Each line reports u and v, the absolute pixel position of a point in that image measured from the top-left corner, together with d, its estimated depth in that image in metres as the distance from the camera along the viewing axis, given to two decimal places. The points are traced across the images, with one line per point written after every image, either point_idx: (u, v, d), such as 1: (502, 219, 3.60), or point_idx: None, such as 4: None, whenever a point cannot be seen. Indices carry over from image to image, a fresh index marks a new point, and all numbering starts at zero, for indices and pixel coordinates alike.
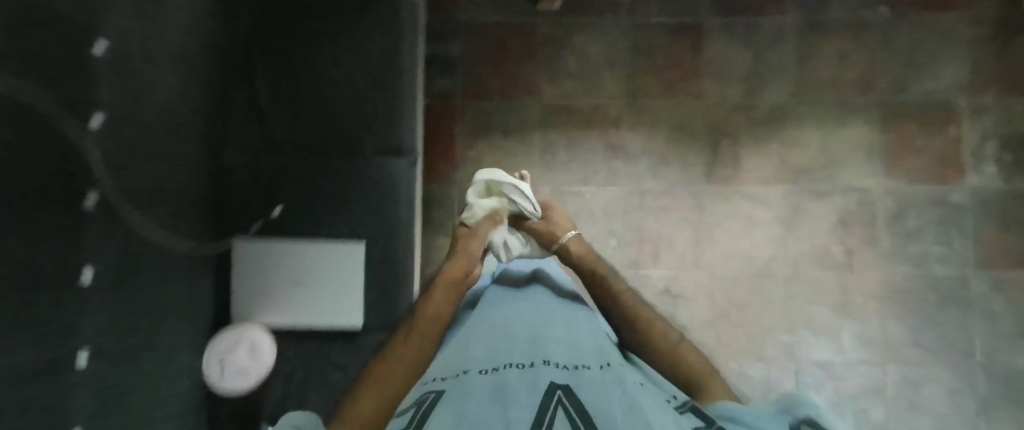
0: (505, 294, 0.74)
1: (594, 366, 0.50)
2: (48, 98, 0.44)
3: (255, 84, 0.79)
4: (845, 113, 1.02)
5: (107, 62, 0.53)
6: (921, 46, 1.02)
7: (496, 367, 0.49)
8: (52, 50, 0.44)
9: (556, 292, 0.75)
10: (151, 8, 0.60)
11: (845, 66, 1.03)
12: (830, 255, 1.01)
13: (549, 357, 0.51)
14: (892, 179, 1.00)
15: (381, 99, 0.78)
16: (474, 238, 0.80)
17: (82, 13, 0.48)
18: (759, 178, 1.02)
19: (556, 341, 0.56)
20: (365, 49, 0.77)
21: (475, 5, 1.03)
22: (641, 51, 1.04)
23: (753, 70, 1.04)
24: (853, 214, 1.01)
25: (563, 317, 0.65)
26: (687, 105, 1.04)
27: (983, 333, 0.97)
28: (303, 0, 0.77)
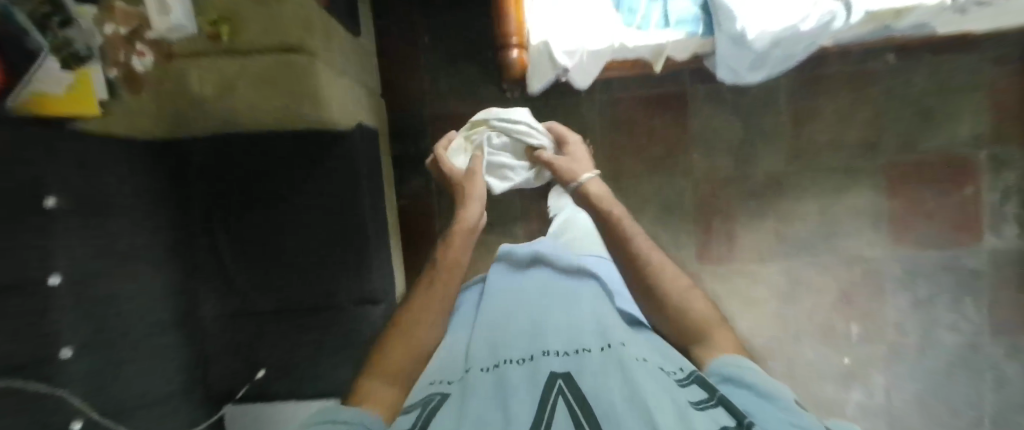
0: (503, 276, 0.71)
1: (598, 347, 0.50)
2: (13, 360, 0.46)
3: (215, 248, 0.75)
4: (848, 179, 0.95)
5: (66, 289, 0.54)
6: (941, 94, 0.91)
7: (496, 364, 0.50)
8: (7, 311, 0.46)
9: (557, 268, 0.69)
10: (94, 211, 0.60)
11: (846, 125, 0.94)
12: (833, 327, 0.97)
13: (546, 346, 0.52)
14: (896, 246, 0.96)
15: (347, 251, 0.76)
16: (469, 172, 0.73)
17: (33, 257, 0.50)
18: (757, 255, 0.98)
19: (557, 324, 0.56)
20: (323, 202, 0.74)
21: (440, 99, 0.98)
22: (620, 131, 0.98)
23: (746, 139, 0.96)
24: (856, 285, 0.97)
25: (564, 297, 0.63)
26: (676, 181, 0.98)
27: (993, 399, 0.95)
28: (246, 157, 0.72)
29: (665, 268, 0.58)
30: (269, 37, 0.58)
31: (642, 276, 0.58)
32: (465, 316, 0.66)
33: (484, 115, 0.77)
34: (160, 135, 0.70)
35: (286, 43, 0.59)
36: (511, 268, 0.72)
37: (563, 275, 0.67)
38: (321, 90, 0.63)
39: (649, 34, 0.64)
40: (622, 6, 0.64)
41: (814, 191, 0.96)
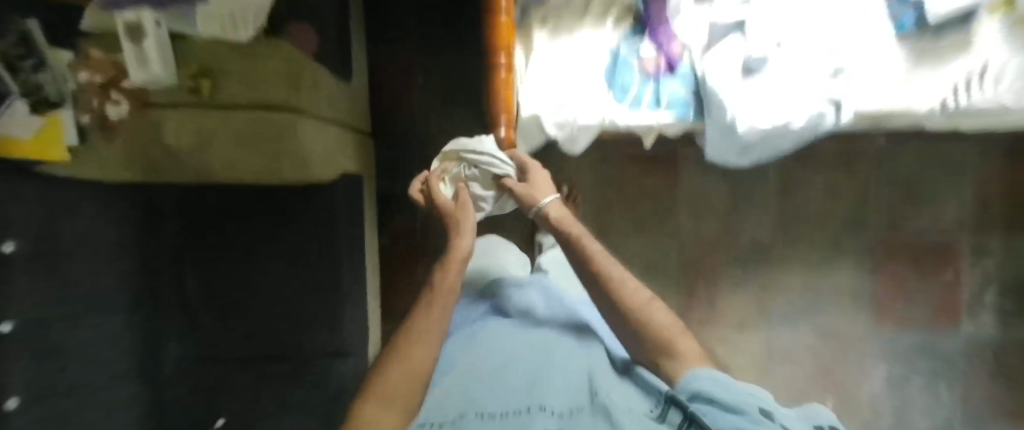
0: (500, 310, 0.75)
1: (587, 407, 0.67)
2: None
3: (181, 289, 0.71)
4: (829, 252, 0.96)
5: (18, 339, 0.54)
6: (915, 181, 0.93)
7: (493, 415, 0.66)
8: None
9: (548, 306, 0.74)
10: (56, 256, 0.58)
11: (832, 200, 0.95)
12: (812, 409, 0.94)
13: (543, 402, 0.68)
14: (877, 324, 0.95)
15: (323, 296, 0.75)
16: (460, 207, 0.76)
17: None
18: (737, 323, 0.97)
19: (557, 384, 0.69)
20: (303, 246, 0.74)
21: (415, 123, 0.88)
22: (613, 188, 0.97)
23: (734, 206, 0.96)
24: (833, 363, 0.96)
25: (554, 345, 0.71)
26: (663, 243, 0.96)
27: None
28: (219, 202, 0.69)
29: (635, 296, 0.71)
30: (253, 93, 0.63)
31: (625, 310, 0.70)
32: (454, 347, 0.70)
33: (454, 147, 0.76)
34: (130, 181, 0.65)
35: (269, 100, 0.64)
36: (500, 314, 0.75)
37: (559, 327, 0.72)
38: (302, 149, 0.68)
39: (639, 115, 0.63)
40: (613, 84, 0.63)
41: (795, 262, 0.96)
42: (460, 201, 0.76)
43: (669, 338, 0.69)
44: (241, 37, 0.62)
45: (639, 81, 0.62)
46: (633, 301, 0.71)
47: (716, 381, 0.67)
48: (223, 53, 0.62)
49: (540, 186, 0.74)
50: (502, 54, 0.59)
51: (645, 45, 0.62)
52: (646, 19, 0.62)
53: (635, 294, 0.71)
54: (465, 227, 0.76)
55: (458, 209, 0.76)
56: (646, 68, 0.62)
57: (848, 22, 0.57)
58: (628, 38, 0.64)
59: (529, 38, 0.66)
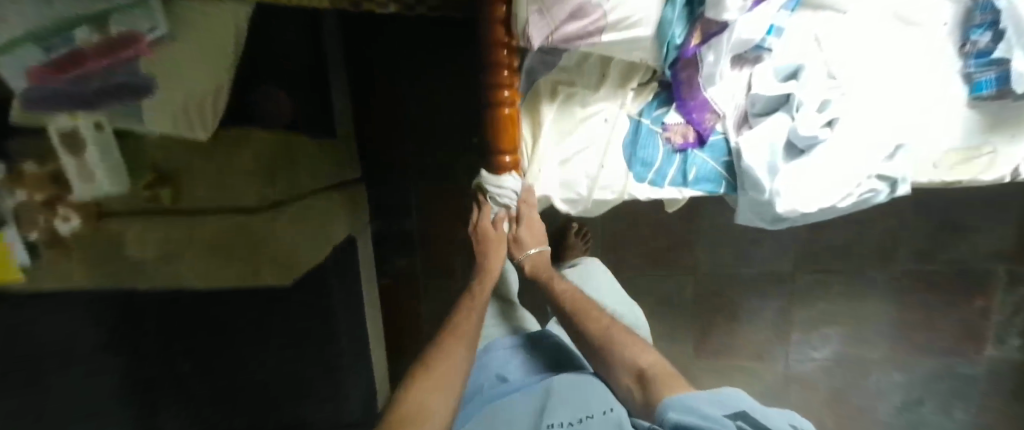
0: (506, 371, 0.61)
1: (599, 413, 0.49)
2: None
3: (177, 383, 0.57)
4: (853, 286, 0.91)
5: None
6: (951, 212, 0.86)
7: None
8: None
9: (551, 355, 0.63)
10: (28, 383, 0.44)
11: (862, 230, 0.88)
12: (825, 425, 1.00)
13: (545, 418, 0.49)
14: (898, 350, 0.95)
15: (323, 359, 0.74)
16: (494, 237, 0.58)
17: None
18: (756, 352, 0.96)
19: (563, 396, 0.51)
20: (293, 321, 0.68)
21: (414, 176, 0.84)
22: (622, 223, 0.90)
23: (755, 238, 0.90)
24: (847, 387, 0.98)
25: (569, 381, 0.54)
26: (679, 278, 0.92)
27: None
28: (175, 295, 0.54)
29: (595, 327, 0.55)
30: (221, 197, 0.54)
31: (594, 343, 0.55)
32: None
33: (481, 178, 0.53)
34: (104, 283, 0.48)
35: (240, 204, 0.56)
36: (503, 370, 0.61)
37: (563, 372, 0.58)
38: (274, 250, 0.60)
39: (663, 190, 0.55)
40: (634, 157, 0.55)
41: (819, 295, 0.92)
42: (489, 223, 0.58)
43: (648, 383, 0.48)
44: (200, 133, 0.50)
45: (663, 155, 0.55)
46: (594, 328, 0.56)
47: (701, 398, 0.42)
48: (189, 148, 0.51)
49: (534, 230, 0.59)
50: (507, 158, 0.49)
51: (671, 114, 0.54)
52: (676, 88, 0.53)
53: (592, 322, 0.56)
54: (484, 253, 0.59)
55: (495, 239, 0.58)
56: (672, 140, 0.54)
57: (898, 93, 0.51)
58: (650, 107, 0.55)
59: (535, 108, 0.55)
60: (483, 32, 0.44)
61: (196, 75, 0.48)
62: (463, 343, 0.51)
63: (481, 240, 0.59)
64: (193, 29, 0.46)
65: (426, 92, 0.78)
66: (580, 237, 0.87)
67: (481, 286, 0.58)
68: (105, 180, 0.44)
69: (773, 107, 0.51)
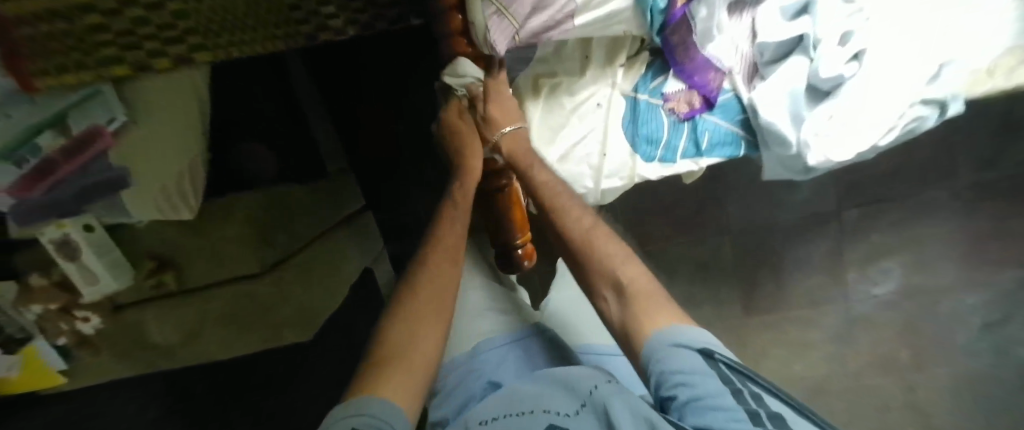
0: (499, 372, 0.50)
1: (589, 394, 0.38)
2: None
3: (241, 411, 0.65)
4: (910, 211, 0.83)
5: None
6: (1013, 109, 0.76)
7: (497, 417, 0.37)
8: None
9: (549, 351, 0.54)
10: None
11: (912, 149, 0.79)
12: (898, 359, 0.94)
13: (552, 404, 0.37)
14: (969, 268, 0.87)
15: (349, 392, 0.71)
16: (464, 125, 0.45)
17: None
18: (809, 299, 0.90)
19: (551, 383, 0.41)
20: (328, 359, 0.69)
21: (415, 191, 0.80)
22: (640, 196, 0.84)
23: (789, 181, 0.83)
24: (919, 317, 0.91)
25: (560, 372, 0.44)
26: (711, 239, 0.87)
27: None
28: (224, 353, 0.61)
29: (574, 230, 0.42)
30: (219, 271, 0.53)
31: (573, 250, 0.42)
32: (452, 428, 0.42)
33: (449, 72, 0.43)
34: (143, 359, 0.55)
35: (238, 271, 0.54)
36: (497, 365, 0.51)
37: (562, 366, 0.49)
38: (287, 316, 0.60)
39: (676, 165, 0.51)
40: (638, 137, 0.50)
41: (871, 228, 0.85)
42: (453, 115, 0.46)
43: (630, 301, 0.38)
44: (185, 214, 0.51)
45: (670, 127, 0.49)
46: (575, 230, 0.43)
47: (681, 354, 0.32)
48: (177, 234, 0.51)
49: (504, 107, 0.45)
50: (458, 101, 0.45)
51: (670, 81, 0.49)
52: (669, 54, 0.46)
53: (575, 217, 0.43)
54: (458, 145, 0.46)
55: (463, 127, 0.46)
56: (676, 110, 0.49)
57: (927, 35, 0.44)
58: (644, 80, 0.49)
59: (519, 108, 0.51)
60: (443, 47, 0.42)
61: (178, 153, 0.47)
62: (449, 254, 0.41)
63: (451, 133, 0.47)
64: (161, 104, 0.44)
65: (413, 109, 0.71)
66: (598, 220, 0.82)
67: (463, 191, 0.45)
68: (108, 276, 0.47)
69: (785, 52, 0.45)
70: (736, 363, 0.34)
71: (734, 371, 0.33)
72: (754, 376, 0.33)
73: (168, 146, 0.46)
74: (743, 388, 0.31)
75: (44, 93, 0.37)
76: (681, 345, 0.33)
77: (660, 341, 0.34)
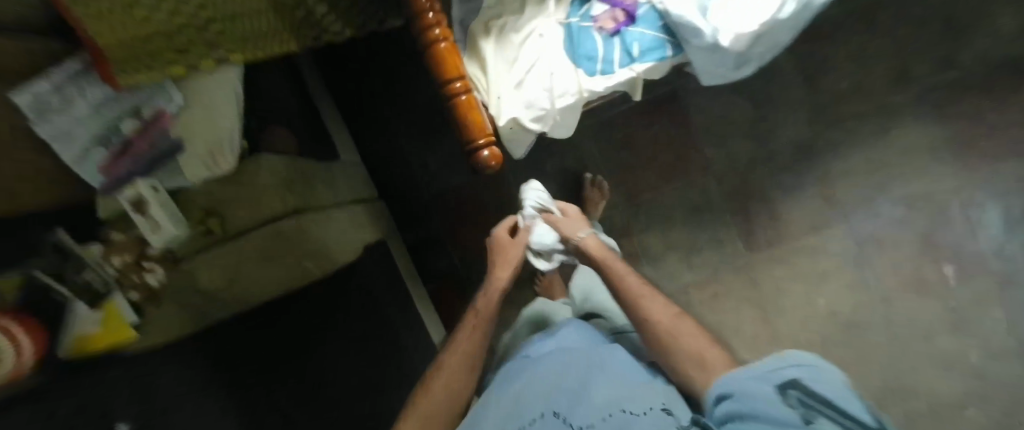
0: (535, 350, 0.55)
1: (602, 418, 0.39)
2: None
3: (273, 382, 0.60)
4: (884, 120, 0.89)
5: None
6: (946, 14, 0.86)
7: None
8: None
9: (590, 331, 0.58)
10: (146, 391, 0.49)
11: (864, 66, 0.88)
12: (927, 278, 0.91)
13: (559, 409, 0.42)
14: (970, 166, 0.88)
15: (376, 336, 0.77)
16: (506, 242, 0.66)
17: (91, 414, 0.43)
18: (811, 226, 0.91)
19: (568, 388, 0.44)
20: (349, 307, 0.74)
21: (421, 171, 0.93)
22: (622, 151, 0.92)
23: (758, 113, 0.90)
24: (935, 227, 0.90)
25: (581, 377, 0.46)
26: (698, 182, 0.92)
27: None
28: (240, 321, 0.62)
29: (664, 319, 0.50)
30: (256, 211, 0.61)
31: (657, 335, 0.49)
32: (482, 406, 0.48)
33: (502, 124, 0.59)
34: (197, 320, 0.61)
35: (270, 211, 0.61)
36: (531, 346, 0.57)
37: (601, 347, 0.52)
38: (320, 245, 0.64)
39: (615, 75, 0.59)
40: (578, 56, 0.59)
41: (850, 143, 0.89)
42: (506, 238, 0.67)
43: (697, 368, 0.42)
44: (226, 167, 0.61)
45: (603, 42, 0.59)
46: (658, 320, 0.50)
47: (749, 383, 0.36)
48: (221, 187, 0.62)
49: (572, 223, 0.68)
50: (482, 142, 0.51)
51: (594, 8, 0.61)
52: None
53: (658, 310, 0.50)
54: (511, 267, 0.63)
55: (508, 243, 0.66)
56: (604, 28, 0.59)
57: None
58: (574, 10, 0.62)
59: (476, 48, 0.61)
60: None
61: (217, 123, 0.60)
62: (477, 332, 0.54)
63: (502, 247, 0.66)
64: (205, 98, 0.61)
65: (414, 101, 0.91)
66: (596, 188, 0.90)
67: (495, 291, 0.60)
68: (171, 224, 0.58)
69: None
70: (818, 397, 0.31)
71: (813, 408, 0.31)
72: (834, 415, 0.30)
73: (207, 110, 0.60)
74: (795, 413, 0.31)
75: (126, 91, 0.58)
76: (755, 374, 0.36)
77: (757, 366, 0.37)
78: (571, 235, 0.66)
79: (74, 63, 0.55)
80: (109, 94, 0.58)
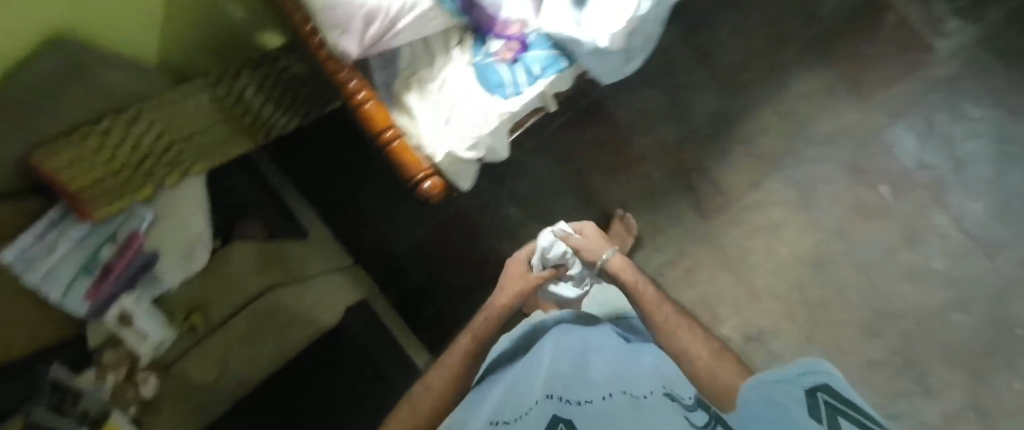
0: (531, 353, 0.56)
1: (598, 397, 0.40)
2: None
3: None
4: (779, 77, 1.00)
5: None
6: None
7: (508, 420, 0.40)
8: None
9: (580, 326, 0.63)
10: None
11: (746, 37, 1.01)
12: (869, 199, 0.98)
13: (561, 393, 0.42)
14: (865, 96, 0.99)
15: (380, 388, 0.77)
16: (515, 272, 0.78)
17: None
18: (751, 182, 0.99)
19: (563, 376, 0.46)
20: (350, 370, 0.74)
21: (390, 230, 0.99)
22: (567, 162, 1.00)
23: (672, 99, 1.00)
24: (857, 155, 0.99)
25: (576, 370, 0.48)
26: (640, 171, 1.00)
27: None
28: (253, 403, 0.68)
29: (705, 348, 0.54)
30: (235, 297, 0.67)
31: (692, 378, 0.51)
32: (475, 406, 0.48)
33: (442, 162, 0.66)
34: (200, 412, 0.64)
35: (247, 294, 0.68)
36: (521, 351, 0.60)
37: (594, 349, 0.54)
38: (297, 313, 0.70)
39: (526, 93, 0.67)
40: (491, 85, 0.67)
41: (757, 103, 1.00)
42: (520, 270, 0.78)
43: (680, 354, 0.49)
44: (196, 263, 0.68)
45: (508, 69, 0.67)
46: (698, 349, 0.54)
47: (771, 387, 0.26)
48: (200, 286, 0.68)
49: (598, 247, 0.79)
50: (421, 176, 0.57)
51: (491, 45, 0.69)
52: (480, 28, 0.71)
53: (700, 346, 0.54)
54: (515, 294, 0.73)
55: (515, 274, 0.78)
56: (505, 58, 0.68)
57: None
58: (477, 49, 0.71)
59: (402, 103, 0.69)
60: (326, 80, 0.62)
61: (187, 226, 0.69)
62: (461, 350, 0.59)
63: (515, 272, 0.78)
64: (174, 203, 0.69)
65: (365, 168, 0.98)
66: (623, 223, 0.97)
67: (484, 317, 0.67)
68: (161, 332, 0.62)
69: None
70: (851, 403, 0.22)
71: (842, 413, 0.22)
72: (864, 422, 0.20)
73: (179, 221, 0.69)
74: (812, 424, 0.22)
75: (102, 223, 0.63)
76: (777, 380, 0.26)
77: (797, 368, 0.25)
78: (595, 259, 0.78)
79: (57, 209, 0.60)
80: (87, 228, 0.62)
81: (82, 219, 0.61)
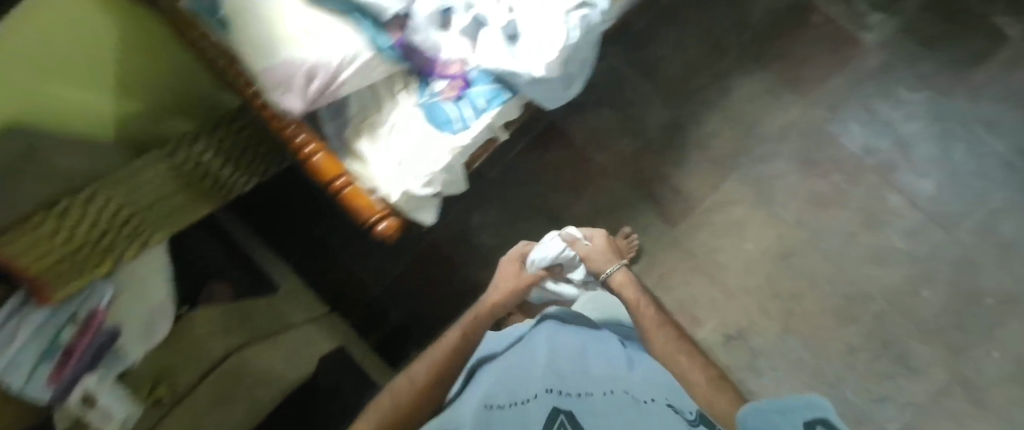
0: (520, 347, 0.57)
1: (600, 393, 0.42)
2: None
3: None
4: (721, 83, 1.05)
5: None
6: None
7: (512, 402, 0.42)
8: None
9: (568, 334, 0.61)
10: None
11: (686, 50, 1.06)
12: (824, 188, 1.01)
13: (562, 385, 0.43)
14: (805, 92, 1.04)
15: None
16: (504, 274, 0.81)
17: None
18: (710, 185, 1.02)
19: (565, 370, 0.47)
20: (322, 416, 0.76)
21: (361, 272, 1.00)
22: (531, 186, 1.02)
23: (624, 115, 1.04)
24: (805, 148, 1.03)
25: (577, 366, 0.49)
26: (603, 187, 1.03)
27: (970, 144, 0.99)
28: None
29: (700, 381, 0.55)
30: (200, 365, 0.64)
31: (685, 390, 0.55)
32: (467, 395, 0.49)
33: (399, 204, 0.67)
34: None
35: (212, 361, 0.65)
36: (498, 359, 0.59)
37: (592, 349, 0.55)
38: (265, 371, 0.69)
39: (474, 127, 0.70)
40: (437, 124, 0.69)
41: (705, 109, 1.04)
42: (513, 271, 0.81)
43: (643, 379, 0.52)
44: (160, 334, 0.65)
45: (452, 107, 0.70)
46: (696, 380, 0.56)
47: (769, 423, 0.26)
48: (160, 355, 0.64)
49: (607, 254, 0.82)
50: (376, 219, 0.59)
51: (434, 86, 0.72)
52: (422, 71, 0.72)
53: (699, 380, 0.55)
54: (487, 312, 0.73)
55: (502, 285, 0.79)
56: (449, 96, 0.70)
57: None
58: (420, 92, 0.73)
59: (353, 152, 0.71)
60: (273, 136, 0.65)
61: (147, 299, 0.68)
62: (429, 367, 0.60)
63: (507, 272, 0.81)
64: (134, 276, 0.69)
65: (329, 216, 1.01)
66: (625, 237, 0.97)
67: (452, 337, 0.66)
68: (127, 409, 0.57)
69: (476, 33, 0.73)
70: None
71: None
72: None
73: (137, 291, 0.68)
74: None
75: (62, 304, 0.62)
76: (776, 413, 0.26)
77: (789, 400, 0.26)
78: (599, 271, 0.82)
79: (17, 296, 0.59)
80: (48, 312, 0.61)
81: (42, 303, 0.60)
